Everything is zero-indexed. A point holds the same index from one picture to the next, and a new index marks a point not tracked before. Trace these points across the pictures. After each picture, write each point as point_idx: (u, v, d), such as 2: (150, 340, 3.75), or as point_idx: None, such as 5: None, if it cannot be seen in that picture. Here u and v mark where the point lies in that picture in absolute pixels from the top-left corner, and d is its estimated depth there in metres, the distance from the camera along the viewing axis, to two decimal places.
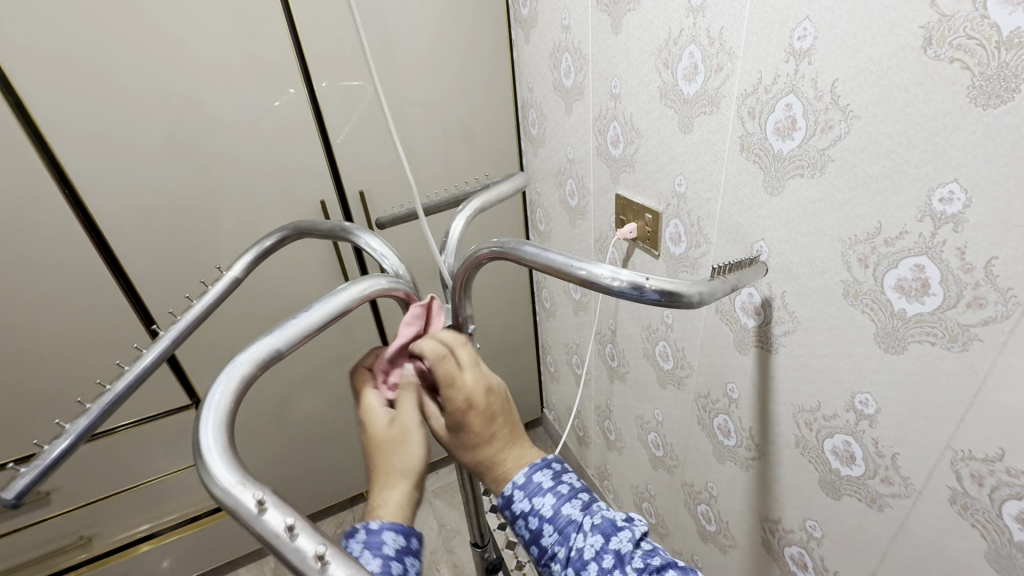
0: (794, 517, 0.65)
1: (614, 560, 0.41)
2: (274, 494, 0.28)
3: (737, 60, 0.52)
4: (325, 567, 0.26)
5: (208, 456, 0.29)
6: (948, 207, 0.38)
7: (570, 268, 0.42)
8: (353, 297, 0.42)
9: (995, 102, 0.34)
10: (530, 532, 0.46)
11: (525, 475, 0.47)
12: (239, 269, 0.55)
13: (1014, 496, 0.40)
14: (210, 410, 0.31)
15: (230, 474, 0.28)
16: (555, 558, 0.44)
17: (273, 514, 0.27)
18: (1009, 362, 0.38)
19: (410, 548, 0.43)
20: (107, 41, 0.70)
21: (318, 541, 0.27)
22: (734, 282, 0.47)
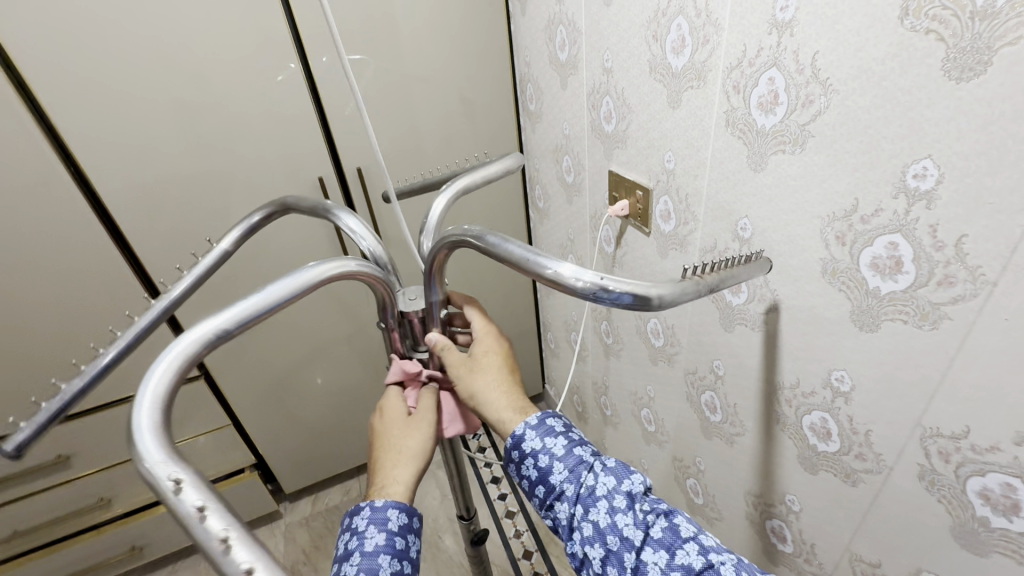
0: (775, 492, 0.66)
1: (626, 499, 0.47)
2: (195, 474, 0.31)
3: (722, 32, 0.51)
4: (228, 550, 0.28)
5: (140, 431, 0.32)
6: (922, 183, 0.38)
7: (535, 266, 0.42)
8: (304, 282, 0.43)
9: (969, 75, 0.33)
10: (538, 471, 0.51)
11: (539, 418, 0.53)
12: (227, 243, 0.56)
13: (978, 473, 0.41)
14: (148, 387, 0.34)
15: (158, 450, 0.31)
16: (562, 496, 0.50)
17: (188, 494, 0.29)
18: (977, 340, 0.38)
19: (411, 527, 0.49)
20: (103, 15, 0.70)
21: (228, 523, 0.29)
22: (715, 282, 0.43)
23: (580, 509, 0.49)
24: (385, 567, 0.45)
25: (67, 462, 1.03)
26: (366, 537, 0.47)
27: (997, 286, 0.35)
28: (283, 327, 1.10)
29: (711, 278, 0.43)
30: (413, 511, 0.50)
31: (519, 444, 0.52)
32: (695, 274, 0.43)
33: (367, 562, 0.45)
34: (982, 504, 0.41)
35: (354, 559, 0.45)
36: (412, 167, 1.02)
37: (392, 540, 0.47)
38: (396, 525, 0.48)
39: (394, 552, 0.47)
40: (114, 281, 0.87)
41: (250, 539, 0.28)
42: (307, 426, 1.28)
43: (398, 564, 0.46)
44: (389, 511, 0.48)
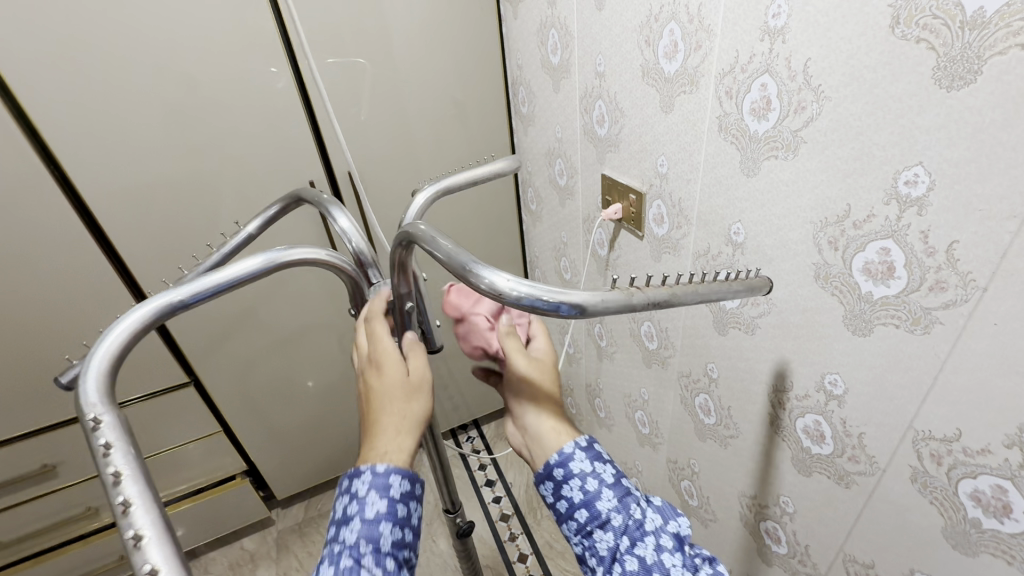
0: (769, 493, 0.66)
1: (673, 540, 0.47)
2: (115, 420, 0.36)
3: (714, 38, 0.51)
4: (117, 484, 0.34)
5: (85, 374, 0.37)
6: (913, 190, 0.38)
7: (470, 274, 0.38)
8: (269, 263, 0.46)
9: (959, 84, 0.33)
10: (583, 495, 0.49)
11: (589, 442, 0.52)
12: (252, 226, 0.61)
13: (970, 475, 0.41)
14: (104, 339, 0.39)
15: (93, 392, 0.37)
16: (607, 526, 0.48)
17: (104, 431, 0.36)
18: (968, 345, 0.38)
19: (412, 494, 0.48)
20: (87, 17, 0.69)
21: (125, 464, 0.35)
22: (660, 295, 0.39)
23: (625, 541, 0.47)
24: (386, 535, 0.45)
25: (53, 472, 1.01)
26: (367, 503, 0.45)
27: (987, 292, 0.36)
28: (274, 331, 1.09)
29: (654, 292, 0.39)
30: (414, 478, 0.48)
31: (564, 463, 0.51)
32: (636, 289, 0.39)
33: (368, 528, 0.45)
34: (974, 506, 0.42)
35: (355, 525, 0.45)
36: (404, 170, 1.01)
37: (394, 508, 0.46)
38: (398, 492, 0.46)
39: (394, 520, 0.46)
40: (100, 287, 0.86)
41: (141, 483, 0.34)
42: (299, 431, 1.27)
43: (399, 531, 0.46)
44: (391, 477, 0.46)
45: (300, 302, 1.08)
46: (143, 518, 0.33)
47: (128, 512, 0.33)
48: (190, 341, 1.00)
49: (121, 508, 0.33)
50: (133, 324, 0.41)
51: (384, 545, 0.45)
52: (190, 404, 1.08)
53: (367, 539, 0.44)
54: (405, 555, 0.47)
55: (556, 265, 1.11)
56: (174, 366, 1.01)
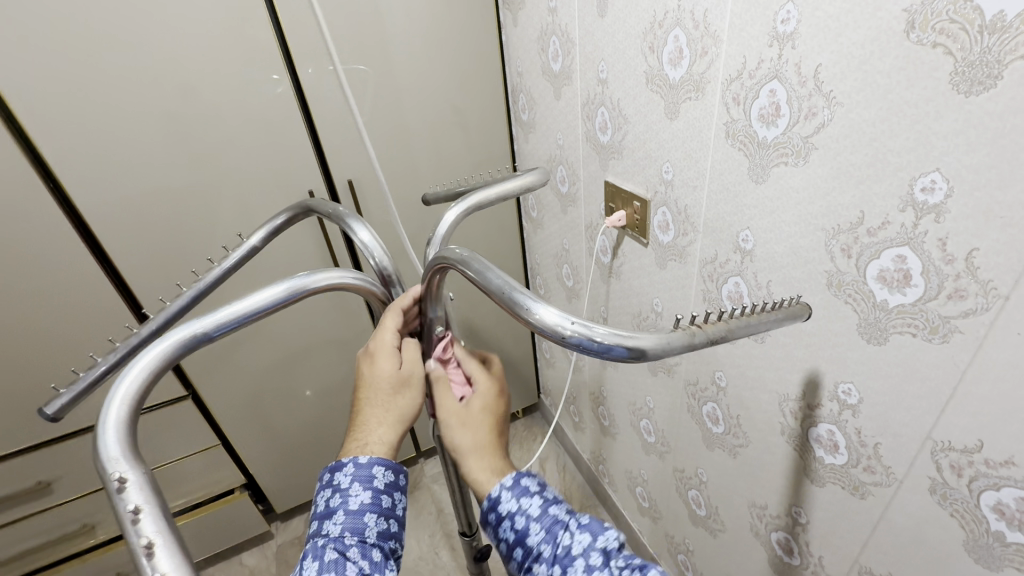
0: (780, 504, 0.65)
1: (602, 557, 0.42)
2: (141, 477, 0.34)
3: (721, 44, 0.50)
4: (150, 555, 0.31)
5: (104, 426, 0.35)
6: (930, 197, 0.37)
7: (518, 309, 0.38)
8: (288, 290, 0.45)
9: (978, 89, 0.33)
10: (515, 534, 0.46)
11: (514, 478, 0.48)
12: (256, 239, 0.60)
13: (993, 487, 0.40)
14: (123, 384, 0.37)
15: (115, 445, 0.35)
16: (539, 558, 0.44)
17: (130, 494, 0.33)
18: (989, 354, 0.37)
19: (398, 484, 0.47)
20: (80, 27, 0.68)
21: (157, 531, 0.32)
22: (720, 331, 0.37)
23: (557, 572, 0.43)
24: (371, 526, 0.44)
25: (47, 489, 0.99)
26: (351, 494, 0.44)
27: (1009, 300, 0.35)
28: (274, 343, 1.07)
29: (713, 328, 0.37)
30: (399, 469, 0.48)
31: (495, 506, 0.47)
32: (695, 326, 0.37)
33: (351, 521, 0.43)
34: (997, 519, 0.41)
35: (338, 517, 0.43)
36: (404, 179, 1.01)
37: (379, 498, 0.45)
38: (382, 483, 0.46)
39: (380, 510, 0.45)
40: (96, 301, 0.84)
41: (174, 552, 0.31)
42: (299, 444, 1.25)
43: (384, 523, 0.45)
44: (375, 468, 0.46)
45: (301, 313, 1.07)
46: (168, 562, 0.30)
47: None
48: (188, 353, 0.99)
49: (144, 550, 0.31)
50: (150, 367, 0.39)
51: (370, 536, 0.43)
52: (188, 418, 1.06)
53: (351, 531, 0.43)
54: (391, 548, 0.45)
55: (558, 272, 1.10)
56: (172, 379, 1.00)
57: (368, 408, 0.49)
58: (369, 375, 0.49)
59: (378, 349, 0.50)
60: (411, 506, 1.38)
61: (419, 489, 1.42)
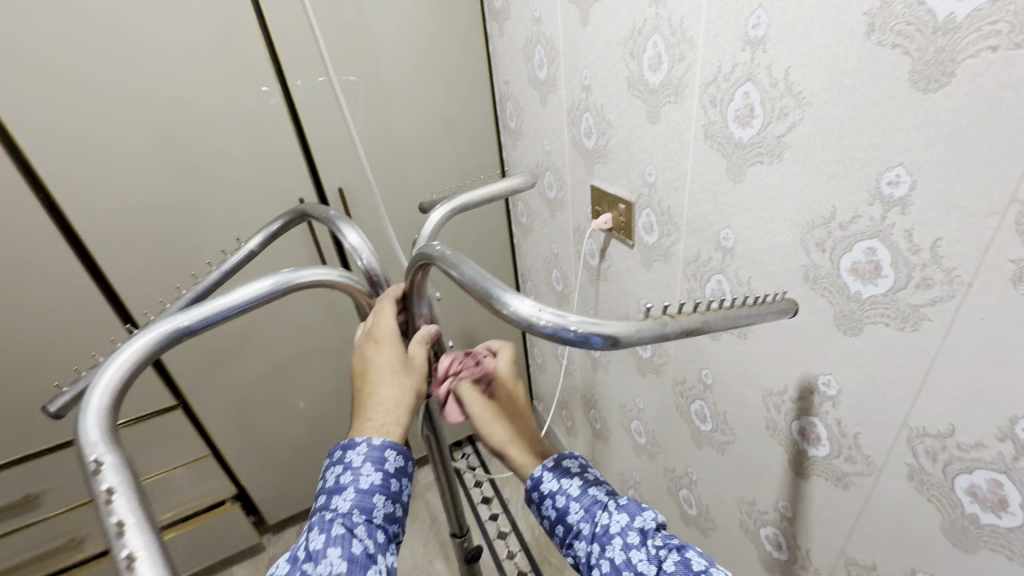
0: (768, 498, 0.66)
1: (638, 535, 0.47)
2: (118, 460, 0.34)
3: (697, 49, 0.52)
4: (122, 534, 0.31)
5: (85, 411, 0.36)
6: (896, 190, 0.39)
7: (494, 300, 0.39)
8: (274, 285, 0.46)
9: (935, 86, 0.35)
10: (557, 511, 0.53)
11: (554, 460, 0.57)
12: (254, 243, 0.61)
13: (966, 470, 0.42)
14: (108, 371, 0.38)
15: (95, 430, 0.35)
16: (579, 535, 0.50)
17: (106, 476, 0.33)
18: (956, 340, 0.39)
19: (405, 470, 0.47)
20: (71, 38, 0.69)
21: (129, 511, 0.32)
22: (696, 322, 0.39)
23: (596, 547, 0.49)
24: (379, 507, 0.44)
25: (35, 503, 0.97)
26: (362, 473, 0.44)
27: (972, 287, 0.37)
28: (265, 352, 1.07)
29: (687, 319, 0.39)
30: (408, 454, 0.48)
31: (537, 486, 0.56)
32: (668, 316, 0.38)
33: (361, 499, 0.44)
34: (971, 502, 0.42)
35: (347, 494, 0.44)
36: (394, 186, 1.02)
37: (388, 482, 0.45)
38: (392, 467, 0.46)
39: (388, 493, 0.45)
40: (85, 311, 0.84)
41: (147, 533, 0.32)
42: (290, 453, 1.24)
43: (391, 506, 0.45)
44: (387, 451, 0.46)
45: (292, 322, 1.07)
46: (138, 539, 0.31)
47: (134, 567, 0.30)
48: (178, 363, 0.99)
49: (115, 528, 0.31)
50: (134, 356, 0.40)
51: (377, 516, 0.44)
52: (178, 429, 1.05)
53: (361, 509, 0.43)
54: (394, 532, 0.45)
55: (548, 277, 1.12)
56: (162, 390, 0.99)
57: (376, 387, 0.48)
58: (375, 360, 0.49)
59: (383, 333, 0.50)
60: None
61: (413, 498, 1.41)
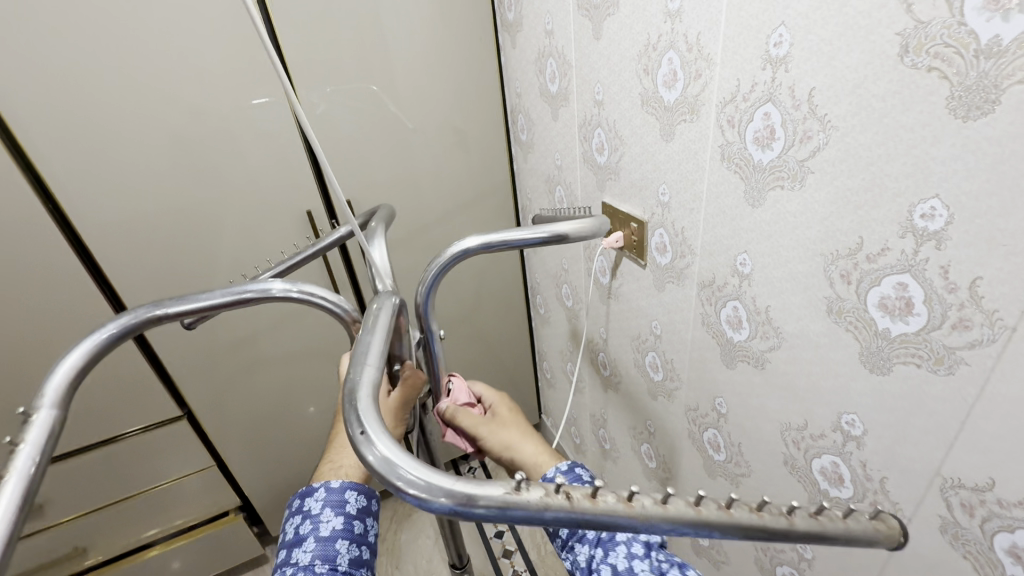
0: (784, 536, 0.63)
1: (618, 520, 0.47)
2: (52, 421, 0.34)
3: (715, 66, 0.50)
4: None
5: (60, 364, 0.37)
6: (930, 224, 0.36)
7: (347, 414, 0.27)
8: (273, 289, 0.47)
9: (976, 114, 0.32)
10: (548, 483, 0.53)
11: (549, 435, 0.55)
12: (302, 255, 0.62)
13: (1006, 528, 0.38)
14: (90, 335, 0.39)
15: (54, 383, 0.36)
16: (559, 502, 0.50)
17: (30, 429, 0.32)
18: (997, 388, 0.35)
19: (370, 510, 0.46)
20: (81, 48, 0.68)
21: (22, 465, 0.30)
22: (614, 513, 0.27)
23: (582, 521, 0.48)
24: (343, 553, 0.42)
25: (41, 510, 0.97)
26: (322, 520, 0.43)
27: (1016, 332, 0.33)
28: (271, 364, 1.07)
29: (600, 506, 0.27)
30: (371, 494, 0.47)
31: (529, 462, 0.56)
32: (562, 495, 0.26)
33: (323, 547, 0.41)
34: (1012, 563, 0.38)
35: (308, 545, 0.41)
36: (403, 199, 1.01)
37: (350, 524, 0.44)
38: (354, 509, 0.45)
39: (352, 537, 0.43)
40: (92, 321, 0.84)
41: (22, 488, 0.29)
42: (295, 464, 1.23)
43: (357, 550, 0.43)
44: (348, 493, 0.45)
45: (299, 333, 1.06)
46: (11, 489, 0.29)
47: None
48: (183, 372, 0.98)
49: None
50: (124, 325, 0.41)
51: (342, 564, 0.41)
52: (183, 439, 1.05)
53: (323, 558, 0.41)
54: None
55: (557, 292, 1.09)
56: (168, 400, 0.99)
57: None
58: None
59: None
60: (408, 530, 1.35)
61: (418, 512, 1.39)
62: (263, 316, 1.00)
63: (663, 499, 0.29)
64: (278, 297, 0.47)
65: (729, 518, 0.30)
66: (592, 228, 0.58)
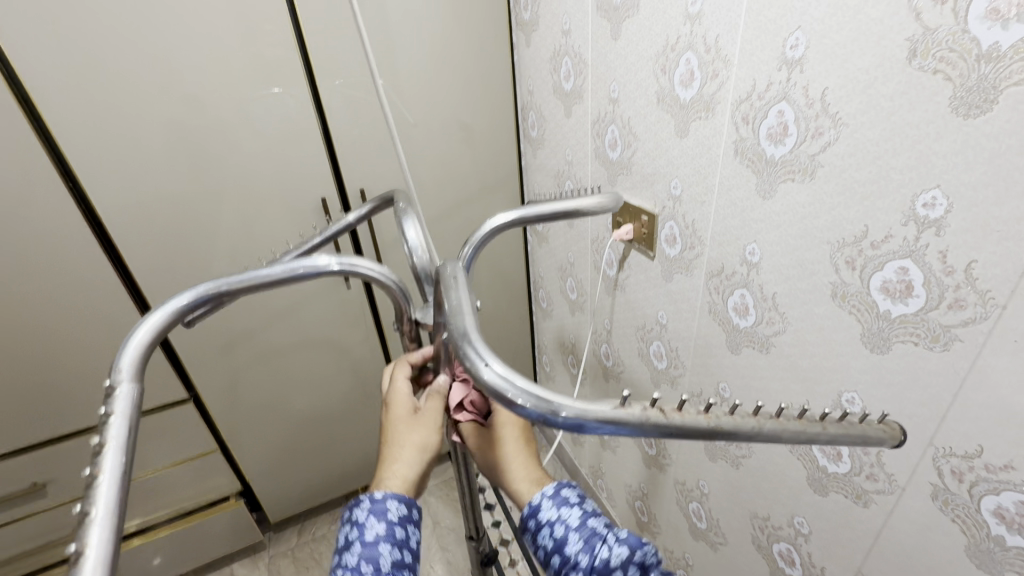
0: (782, 514, 0.66)
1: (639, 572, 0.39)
2: (132, 394, 0.36)
3: (731, 67, 0.53)
4: (100, 453, 0.31)
5: (129, 341, 0.39)
6: (931, 212, 0.40)
7: (463, 349, 0.34)
8: (318, 267, 0.48)
9: (976, 112, 0.35)
10: (554, 542, 0.45)
11: (555, 488, 0.48)
12: (332, 228, 0.64)
13: (993, 491, 0.42)
14: (157, 311, 0.41)
15: (127, 359, 0.37)
16: (577, 568, 0.42)
17: (116, 402, 0.35)
18: (988, 361, 0.39)
19: (411, 517, 0.48)
20: (110, 28, 0.69)
21: (115, 435, 0.33)
22: (699, 424, 0.31)
23: None
24: (385, 556, 0.44)
25: (42, 491, 0.96)
26: (367, 527, 0.45)
27: (1006, 309, 0.37)
28: (279, 348, 1.08)
29: (688, 418, 0.31)
30: (412, 501, 0.48)
31: (534, 513, 0.47)
32: (655, 410, 0.31)
33: (368, 551, 0.44)
34: (997, 523, 0.42)
35: (355, 548, 0.44)
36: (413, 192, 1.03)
37: (392, 530, 0.46)
38: (395, 516, 0.46)
39: (395, 540, 0.45)
40: (104, 300, 0.84)
41: (120, 457, 0.32)
42: (297, 450, 1.24)
43: (399, 553, 0.45)
44: (389, 502, 0.47)
45: (309, 318, 1.08)
46: (109, 460, 0.31)
47: (94, 485, 0.30)
48: (192, 355, 0.99)
49: (96, 448, 0.32)
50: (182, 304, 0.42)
51: (384, 565, 0.44)
52: (187, 423, 1.05)
53: (368, 561, 0.43)
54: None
55: (562, 285, 1.12)
56: (175, 382, 0.99)
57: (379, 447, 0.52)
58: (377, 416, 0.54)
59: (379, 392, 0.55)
60: None
61: None
62: (275, 300, 1.02)
63: (731, 411, 0.34)
64: (322, 271, 0.48)
65: (782, 426, 0.35)
66: (611, 202, 0.63)
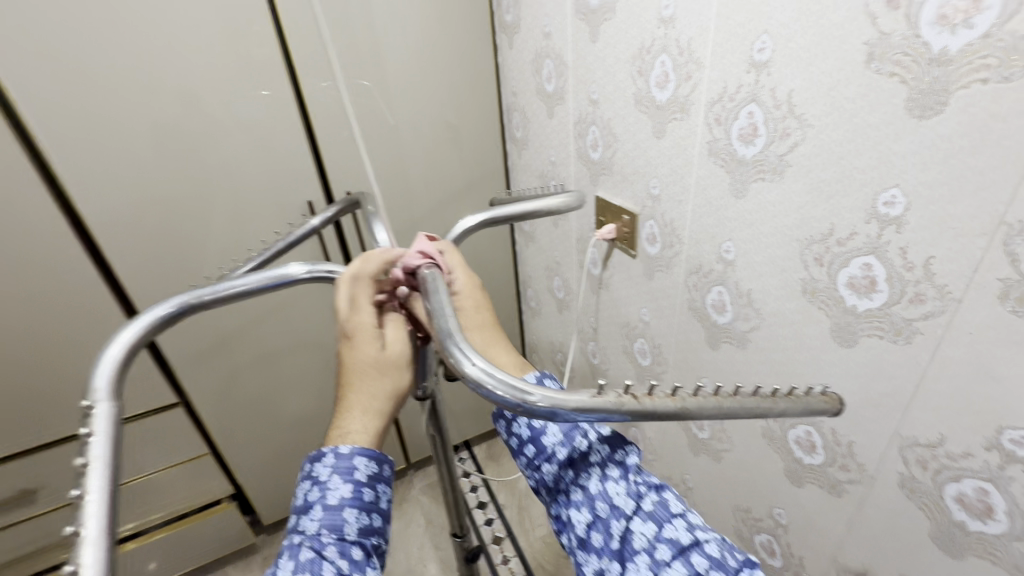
0: (762, 505, 0.68)
1: (620, 472, 0.43)
2: (111, 410, 0.36)
3: (704, 69, 0.54)
4: (85, 473, 0.33)
5: (103, 357, 0.39)
6: (891, 210, 0.41)
7: (447, 346, 0.37)
8: (291, 277, 0.49)
9: (929, 113, 0.37)
10: (530, 431, 0.49)
11: (538, 374, 0.50)
12: (301, 231, 0.64)
13: (954, 478, 0.43)
14: (129, 328, 0.41)
15: (102, 376, 0.37)
16: (552, 459, 0.46)
17: (95, 421, 0.35)
18: (947, 354, 0.41)
19: (381, 475, 0.45)
20: (90, 35, 0.69)
21: (98, 454, 0.34)
22: (668, 408, 0.35)
23: (570, 474, 0.45)
24: (351, 522, 0.42)
25: (32, 497, 0.96)
26: (330, 488, 0.43)
27: (961, 303, 0.39)
28: (268, 350, 1.08)
29: (657, 403, 0.35)
30: (382, 460, 0.46)
31: None
32: (630, 398, 0.35)
33: (330, 516, 0.41)
34: (959, 509, 0.44)
35: (316, 513, 0.42)
36: (398, 194, 1.04)
37: (360, 492, 0.43)
38: (363, 476, 0.44)
39: (362, 504, 0.43)
40: (90, 305, 0.84)
41: (106, 476, 0.33)
42: (288, 452, 1.24)
43: (366, 518, 0.43)
44: (357, 460, 0.44)
45: (297, 319, 1.08)
46: (95, 480, 0.32)
47: (85, 505, 0.31)
48: (179, 360, 0.99)
49: (81, 468, 0.33)
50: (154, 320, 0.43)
51: (350, 533, 0.42)
52: (177, 426, 1.05)
53: (330, 527, 0.41)
54: (375, 544, 0.43)
55: (549, 284, 1.13)
56: (163, 386, 0.99)
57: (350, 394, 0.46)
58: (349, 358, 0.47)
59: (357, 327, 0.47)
60: (399, 519, 1.37)
61: (407, 502, 1.41)
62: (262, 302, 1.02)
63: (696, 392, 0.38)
64: (295, 279, 0.49)
65: (740, 404, 0.39)
66: (577, 201, 0.64)
